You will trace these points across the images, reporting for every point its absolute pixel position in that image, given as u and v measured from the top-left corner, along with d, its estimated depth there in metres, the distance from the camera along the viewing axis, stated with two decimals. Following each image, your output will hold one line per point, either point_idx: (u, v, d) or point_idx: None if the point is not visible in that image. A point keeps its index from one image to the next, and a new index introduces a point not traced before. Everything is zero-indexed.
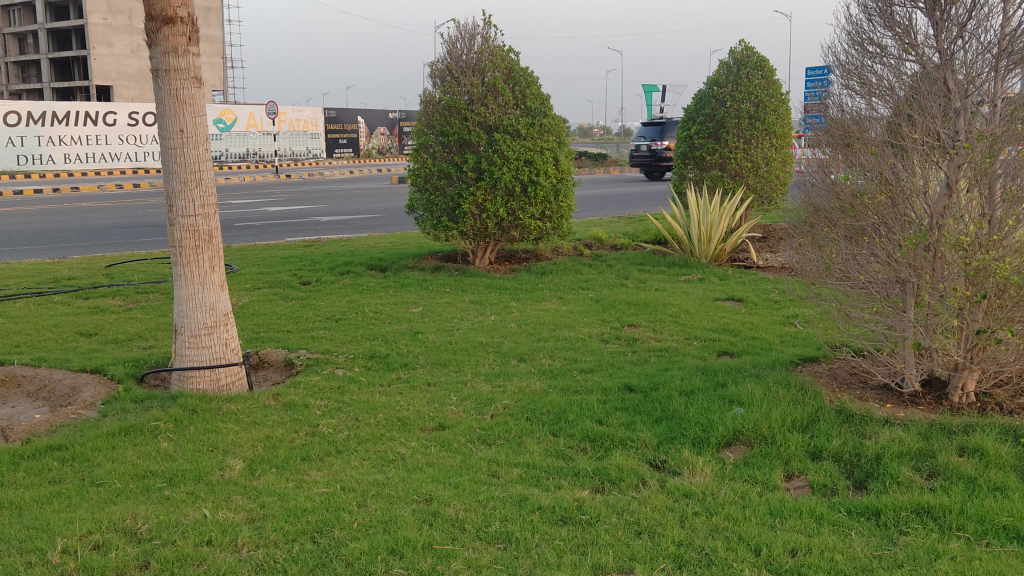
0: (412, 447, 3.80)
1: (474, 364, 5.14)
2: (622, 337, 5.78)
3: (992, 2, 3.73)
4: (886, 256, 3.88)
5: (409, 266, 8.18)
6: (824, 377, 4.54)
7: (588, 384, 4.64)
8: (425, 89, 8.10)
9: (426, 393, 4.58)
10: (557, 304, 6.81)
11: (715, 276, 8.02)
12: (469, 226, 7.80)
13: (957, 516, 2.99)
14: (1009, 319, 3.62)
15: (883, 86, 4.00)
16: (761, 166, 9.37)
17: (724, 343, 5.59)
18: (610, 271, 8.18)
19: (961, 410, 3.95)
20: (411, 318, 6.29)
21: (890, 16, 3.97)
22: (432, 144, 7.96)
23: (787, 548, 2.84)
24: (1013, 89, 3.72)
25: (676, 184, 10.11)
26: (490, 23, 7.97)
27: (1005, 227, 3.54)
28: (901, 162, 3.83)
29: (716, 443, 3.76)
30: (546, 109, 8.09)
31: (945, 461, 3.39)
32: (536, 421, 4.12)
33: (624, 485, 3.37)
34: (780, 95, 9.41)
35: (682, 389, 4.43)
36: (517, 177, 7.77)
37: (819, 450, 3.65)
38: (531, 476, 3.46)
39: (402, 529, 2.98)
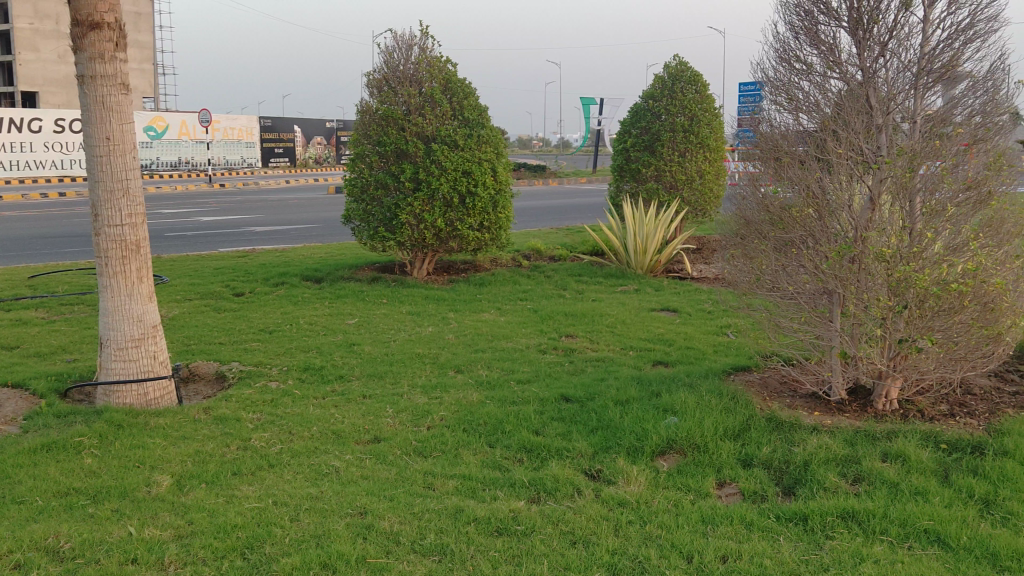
0: (347, 460, 3.77)
1: (410, 376, 5.11)
2: (559, 347, 5.82)
3: (911, 22, 3.88)
4: (814, 268, 3.98)
5: (345, 277, 8.11)
6: (755, 386, 4.64)
7: (525, 395, 4.66)
8: (362, 99, 8.06)
9: (361, 406, 4.54)
10: (495, 315, 6.82)
11: (650, 286, 8.13)
12: (406, 236, 7.75)
13: (880, 520, 3.08)
14: (929, 328, 3.75)
15: (810, 102, 4.10)
16: (694, 179, 9.55)
17: (659, 352, 5.67)
18: (548, 282, 8.23)
19: (885, 417, 4.08)
20: (347, 330, 6.22)
21: (816, 34, 4.09)
22: (369, 154, 7.91)
23: (718, 555, 2.88)
24: (932, 106, 3.87)
25: (613, 196, 10.24)
26: (426, 34, 7.98)
27: (924, 240, 3.70)
28: (827, 176, 3.94)
29: (650, 452, 3.80)
30: (484, 120, 8.10)
31: (869, 467, 3.48)
32: (472, 432, 4.12)
33: (559, 495, 3.39)
34: (713, 109, 9.59)
35: (617, 399, 4.47)
36: (455, 188, 7.78)
37: (750, 457, 3.72)
38: (466, 488, 3.45)
39: (335, 543, 2.95)
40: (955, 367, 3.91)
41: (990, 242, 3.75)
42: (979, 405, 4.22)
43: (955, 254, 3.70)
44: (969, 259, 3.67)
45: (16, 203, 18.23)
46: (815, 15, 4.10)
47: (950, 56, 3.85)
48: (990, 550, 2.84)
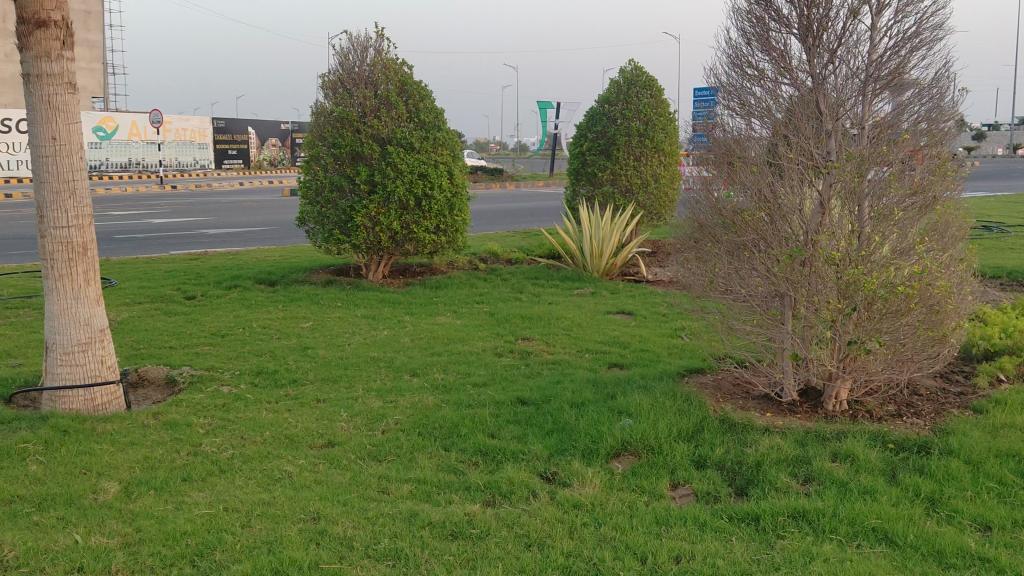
0: (300, 465, 3.73)
1: (365, 380, 5.07)
2: (516, 350, 5.82)
3: (859, 30, 3.95)
4: (765, 271, 4.02)
5: (300, 280, 8.03)
6: (709, 388, 4.69)
7: (480, 398, 4.65)
8: (316, 101, 8.00)
9: (315, 410, 4.49)
10: (451, 318, 6.80)
11: (606, 289, 8.18)
12: (361, 239, 7.71)
13: (830, 519, 3.13)
14: (877, 330, 3.82)
15: (761, 107, 4.13)
16: (650, 183, 9.63)
17: (615, 355, 5.70)
18: (504, 285, 8.22)
19: (835, 417, 4.16)
20: (301, 333, 6.16)
21: (767, 40, 4.14)
22: (324, 156, 7.85)
23: (671, 555, 2.90)
24: (880, 112, 3.96)
25: (569, 200, 10.27)
26: (382, 36, 7.94)
27: (872, 244, 3.78)
28: (778, 180, 3.99)
29: (605, 454, 3.82)
30: (440, 123, 8.08)
31: (819, 467, 3.54)
32: (427, 436, 4.10)
33: (514, 498, 3.39)
34: (668, 113, 9.68)
35: (573, 402, 4.49)
36: (411, 191, 7.75)
37: (703, 458, 3.75)
38: (421, 492, 3.44)
39: (288, 549, 2.92)
40: (902, 368, 4.01)
41: (935, 246, 3.87)
42: (925, 405, 4.32)
43: (903, 257, 3.80)
44: (915, 262, 3.77)
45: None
46: (766, 22, 4.15)
47: (897, 63, 3.93)
48: (936, 547, 2.90)
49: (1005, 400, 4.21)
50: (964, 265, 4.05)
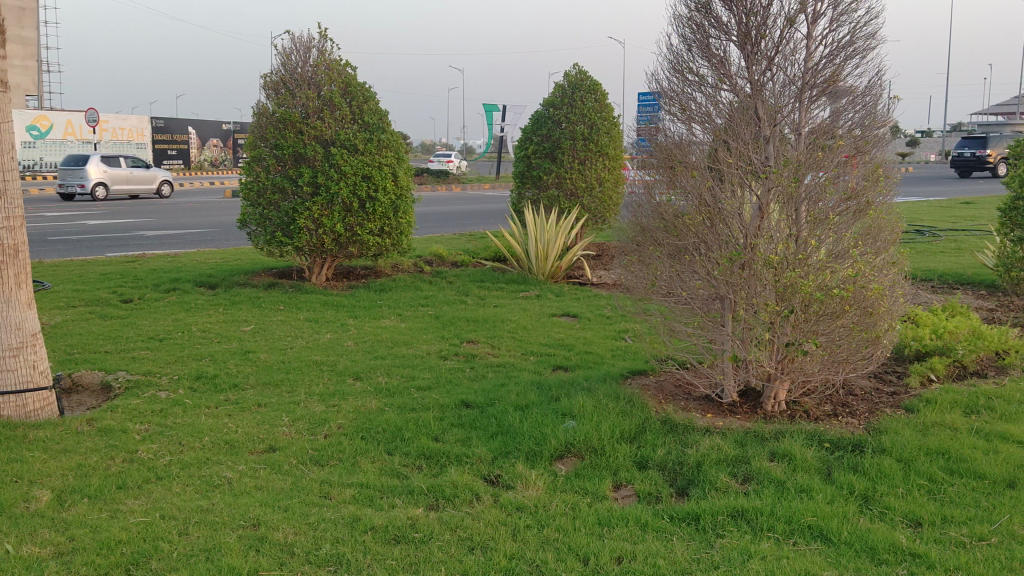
0: (240, 470, 3.67)
1: (308, 384, 5.02)
2: (460, 353, 5.82)
3: (796, 38, 4.04)
4: (706, 274, 4.09)
5: (241, 283, 7.92)
6: (651, 390, 4.74)
7: (424, 402, 4.63)
8: (258, 101, 7.89)
9: (256, 415, 4.43)
10: (395, 321, 6.77)
11: (551, 292, 8.23)
12: (304, 241, 7.63)
13: (767, 518, 3.19)
14: (813, 333, 3.94)
15: (702, 113, 4.17)
16: (594, 187, 9.70)
17: (559, 357, 5.73)
18: (449, 288, 8.22)
19: (773, 417, 4.25)
20: (242, 337, 6.07)
21: (706, 47, 4.18)
22: (265, 156, 7.76)
23: (613, 556, 2.93)
24: (816, 118, 4.04)
25: (515, 202, 10.26)
26: (325, 36, 7.87)
27: (808, 248, 3.89)
28: (718, 185, 4.05)
29: (549, 456, 3.83)
30: (384, 125, 8.03)
31: (758, 467, 3.60)
32: (370, 440, 4.07)
33: (458, 501, 3.38)
34: (612, 118, 9.79)
35: (517, 404, 4.50)
36: (355, 193, 7.69)
37: (646, 459, 3.80)
38: (364, 497, 3.41)
39: (226, 557, 2.88)
40: (838, 368, 4.13)
41: (868, 249, 4.00)
42: (859, 405, 4.44)
43: (838, 260, 3.92)
44: (850, 266, 3.90)
45: (102, 193, 20.61)
46: (706, 28, 4.19)
47: (832, 71, 4.02)
48: (869, 543, 2.97)
49: (935, 400, 4.34)
50: (896, 268, 4.18)
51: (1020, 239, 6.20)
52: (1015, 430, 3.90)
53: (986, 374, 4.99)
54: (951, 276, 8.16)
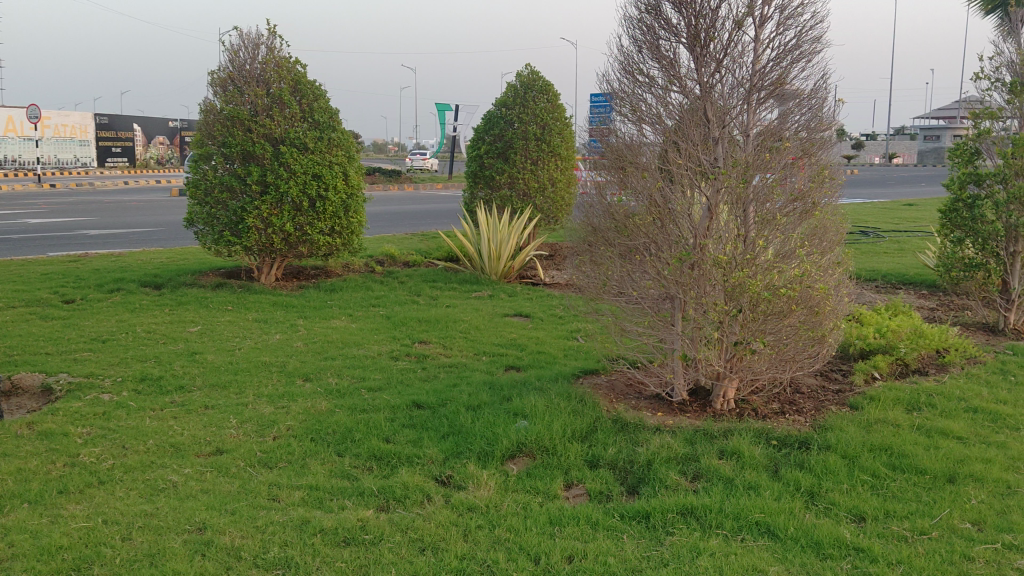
0: (185, 474, 3.61)
1: (257, 385, 4.95)
2: (412, 353, 5.79)
3: (744, 41, 4.09)
4: (657, 274, 4.12)
5: (187, 283, 7.79)
6: (603, 389, 4.76)
7: (375, 403, 4.59)
8: (205, 98, 7.76)
9: (203, 417, 4.36)
10: (346, 322, 6.71)
11: (504, 292, 8.23)
12: (253, 241, 7.53)
13: (715, 515, 3.23)
14: (761, 332, 4.00)
15: (652, 114, 4.19)
16: (547, 187, 9.73)
17: (511, 357, 5.73)
18: (401, 288, 8.18)
19: (722, 415, 4.30)
20: (188, 338, 5.97)
21: (656, 48, 4.21)
22: (213, 155, 7.63)
23: (564, 555, 2.94)
24: (764, 120, 4.10)
25: (467, 202, 10.23)
26: (274, 33, 7.77)
27: (756, 248, 3.95)
28: (668, 186, 4.08)
29: (500, 456, 3.83)
30: (335, 124, 7.96)
31: (707, 464, 3.64)
32: (320, 441, 4.03)
33: (409, 502, 3.36)
34: (564, 119, 9.82)
35: (469, 404, 4.49)
36: (305, 191, 7.61)
37: (596, 458, 3.81)
38: (313, 499, 3.38)
39: (170, 562, 2.83)
40: (785, 367, 4.20)
41: (814, 250, 4.07)
42: (806, 402, 4.52)
43: (785, 260, 3.98)
44: (797, 266, 3.96)
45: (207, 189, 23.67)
46: (656, 30, 4.22)
47: (778, 74, 4.08)
48: (814, 539, 3.02)
49: (879, 396, 4.44)
50: (841, 268, 4.27)
51: (959, 240, 6.35)
52: (955, 426, 4.00)
53: (927, 371, 5.11)
54: (893, 276, 8.33)
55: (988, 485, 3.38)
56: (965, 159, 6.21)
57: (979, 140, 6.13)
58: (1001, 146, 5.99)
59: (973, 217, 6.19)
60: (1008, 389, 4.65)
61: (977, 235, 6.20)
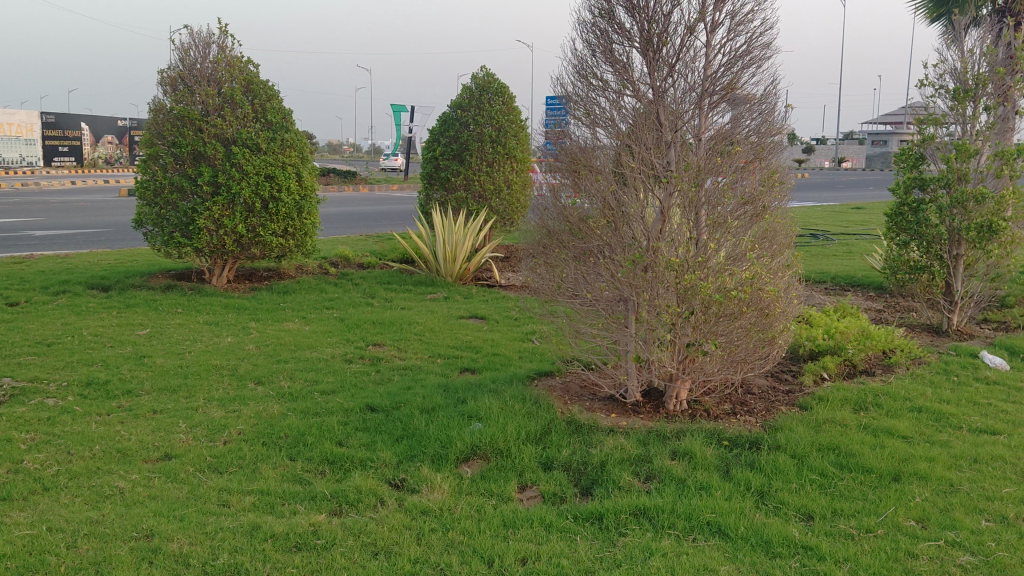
0: (132, 480, 3.54)
1: (207, 389, 4.88)
2: (366, 356, 5.75)
3: (696, 46, 4.13)
4: (610, 276, 4.13)
5: (136, 285, 7.65)
6: (557, 391, 4.78)
7: (328, 406, 4.56)
8: (154, 97, 7.64)
9: (151, 422, 4.29)
10: (299, 324, 6.64)
11: (459, 294, 8.21)
12: (204, 242, 7.42)
13: (668, 515, 3.25)
14: (713, 334, 4.04)
15: (606, 117, 4.21)
16: (502, 189, 9.75)
17: (466, 359, 5.72)
18: (356, 290, 8.12)
19: (675, 416, 4.35)
20: (137, 341, 5.86)
21: (610, 52, 4.23)
22: (163, 155, 7.50)
23: (518, 557, 2.94)
24: (716, 125, 4.15)
25: (422, 204, 10.20)
26: (226, 32, 7.68)
27: (708, 251, 4.00)
28: (621, 189, 4.10)
29: (454, 459, 3.82)
30: (288, 124, 7.88)
31: (660, 466, 3.67)
32: (272, 446, 3.98)
33: (362, 506, 3.34)
34: (519, 121, 9.84)
35: (423, 407, 4.47)
36: (257, 193, 7.52)
37: (550, 460, 3.82)
38: (264, 504, 3.34)
39: (117, 570, 2.77)
40: (736, 368, 4.26)
41: (764, 253, 4.14)
42: (757, 403, 4.58)
43: (735, 263, 4.04)
44: (747, 269, 4.02)
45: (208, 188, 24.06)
46: (609, 34, 4.24)
47: (729, 79, 4.13)
48: (764, 538, 3.06)
49: (828, 397, 4.52)
50: (789, 271, 4.36)
51: (905, 243, 6.50)
52: (900, 426, 4.09)
53: (873, 372, 5.21)
54: (842, 278, 8.50)
55: (931, 483, 3.46)
56: (911, 164, 6.33)
57: (923, 145, 6.28)
58: (945, 151, 6.14)
59: (918, 221, 6.32)
60: (951, 389, 4.77)
61: (922, 238, 6.34)
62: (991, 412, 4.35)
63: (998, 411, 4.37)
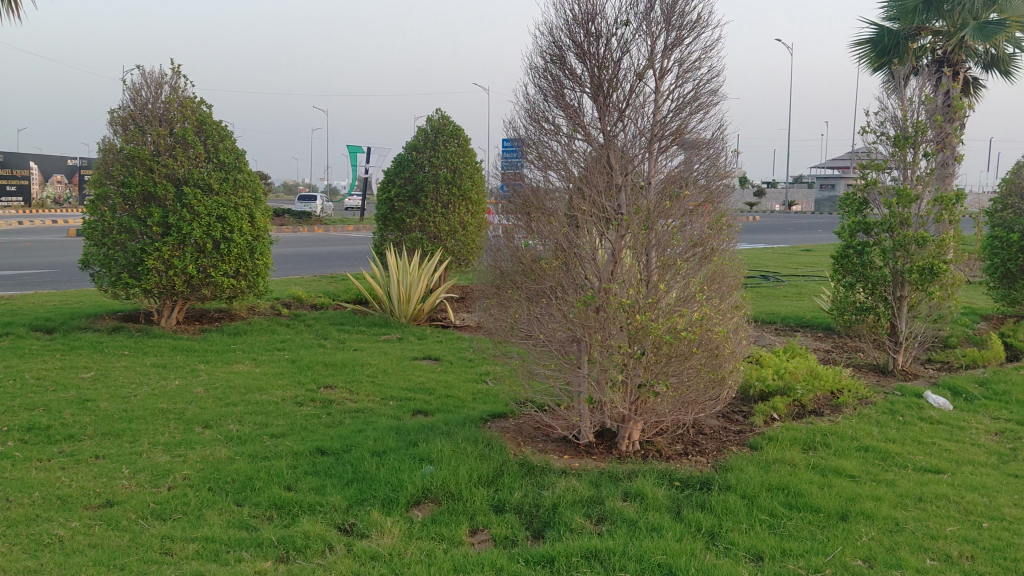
0: (72, 528, 3.44)
1: (152, 434, 4.77)
2: (317, 399, 5.67)
3: (645, 92, 4.22)
4: (562, 317, 4.14)
5: (82, 326, 7.49)
6: (510, 433, 4.77)
7: (277, 449, 4.49)
8: (104, 137, 7.56)
9: (93, 467, 4.18)
10: (249, 366, 6.55)
11: (413, 335, 8.17)
12: (153, 283, 7.30)
13: (619, 557, 3.24)
14: (664, 374, 4.07)
15: (558, 161, 4.25)
16: (457, 230, 9.78)
17: (419, 401, 5.68)
18: (308, 331, 8.04)
19: (627, 457, 4.36)
20: (80, 385, 5.72)
21: (561, 97, 4.29)
22: (112, 195, 7.40)
23: None
24: (665, 168, 4.22)
25: (377, 244, 10.17)
26: (179, 73, 7.66)
27: (658, 292, 4.03)
28: (573, 231, 4.13)
29: (405, 502, 3.77)
30: (241, 164, 7.84)
31: (611, 507, 3.67)
32: (218, 491, 3.90)
33: (309, 552, 3.27)
34: (474, 163, 9.91)
35: (374, 450, 4.42)
36: (209, 233, 7.45)
37: (502, 503, 3.79)
38: (209, 551, 3.26)
39: None
40: (687, 409, 4.29)
41: (713, 294, 4.20)
42: (708, 443, 4.61)
43: (685, 304, 4.08)
44: (696, 310, 4.07)
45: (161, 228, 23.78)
46: (561, 80, 4.31)
47: (678, 125, 4.22)
48: None
49: (777, 437, 4.57)
50: (738, 312, 4.42)
51: (851, 284, 6.62)
52: (848, 465, 4.14)
53: (822, 412, 5.27)
54: (792, 319, 8.63)
55: (877, 522, 3.50)
56: (855, 209, 6.51)
57: (867, 190, 6.46)
58: (887, 196, 6.34)
59: (863, 263, 6.47)
60: (896, 428, 4.86)
61: (867, 280, 6.48)
62: (935, 451, 4.43)
63: (942, 450, 4.45)
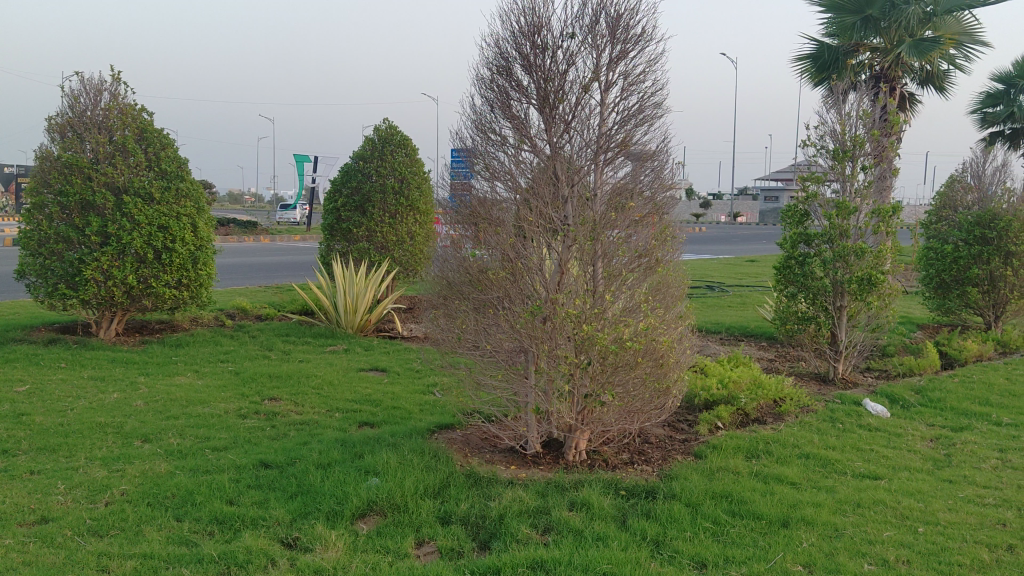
0: (5, 545, 3.34)
1: (89, 448, 4.65)
2: (261, 411, 5.59)
3: (590, 104, 4.27)
4: (509, 327, 4.14)
5: (16, 339, 7.28)
6: (457, 444, 4.75)
7: (219, 463, 4.41)
8: (41, 144, 7.39)
9: (26, 483, 4.05)
10: (191, 379, 6.42)
11: (359, 346, 8.11)
12: (91, 294, 7.13)
13: (565, 566, 3.24)
14: (610, 384, 4.10)
15: (505, 172, 4.26)
16: (405, 241, 9.74)
17: (365, 413, 5.62)
18: (252, 342, 7.93)
19: (574, 467, 4.37)
20: (14, 399, 5.56)
21: (508, 108, 4.31)
22: (49, 203, 7.23)
23: None
24: (611, 179, 4.25)
25: (323, 254, 10.07)
26: (119, 80, 7.51)
27: (604, 302, 4.05)
28: (521, 241, 4.13)
29: (350, 515, 3.73)
30: (183, 173, 7.71)
31: (558, 517, 3.67)
32: (157, 506, 3.82)
33: (251, 567, 3.22)
34: (421, 173, 9.88)
35: (319, 463, 4.37)
36: (150, 243, 7.30)
37: (448, 514, 3.77)
38: (147, 568, 3.19)
39: None
40: (632, 418, 4.33)
41: (658, 305, 4.24)
42: (654, 452, 4.66)
43: (630, 314, 4.11)
44: (642, 320, 4.10)
45: None
46: (508, 91, 4.33)
47: (623, 136, 4.28)
48: None
49: (721, 445, 4.62)
50: (683, 322, 4.47)
51: (793, 294, 6.73)
52: (789, 472, 4.21)
53: (765, 420, 5.35)
54: (736, 329, 8.76)
55: (817, 528, 3.56)
56: (796, 221, 6.63)
57: (808, 203, 6.58)
58: (827, 209, 6.45)
59: (804, 274, 6.59)
60: (836, 435, 4.95)
61: (808, 290, 6.60)
62: (873, 458, 4.53)
63: (879, 457, 4.55)
